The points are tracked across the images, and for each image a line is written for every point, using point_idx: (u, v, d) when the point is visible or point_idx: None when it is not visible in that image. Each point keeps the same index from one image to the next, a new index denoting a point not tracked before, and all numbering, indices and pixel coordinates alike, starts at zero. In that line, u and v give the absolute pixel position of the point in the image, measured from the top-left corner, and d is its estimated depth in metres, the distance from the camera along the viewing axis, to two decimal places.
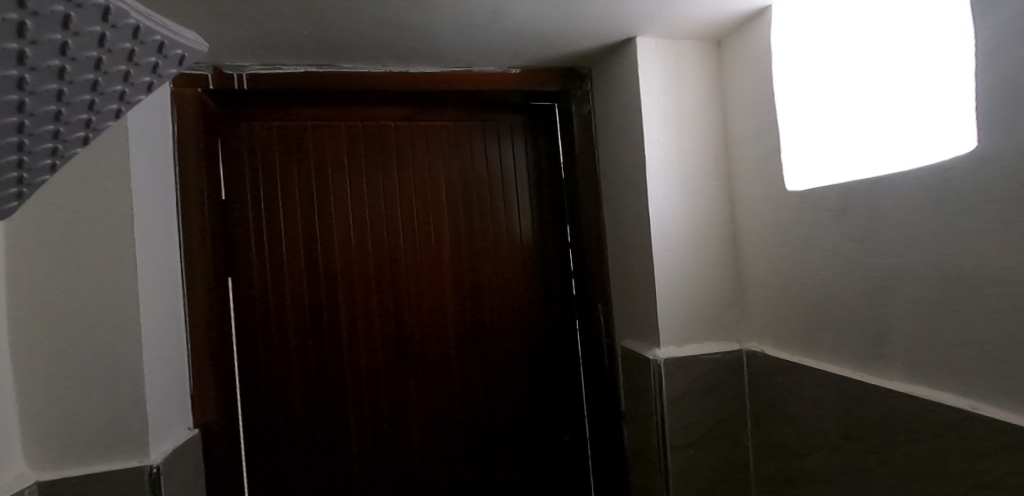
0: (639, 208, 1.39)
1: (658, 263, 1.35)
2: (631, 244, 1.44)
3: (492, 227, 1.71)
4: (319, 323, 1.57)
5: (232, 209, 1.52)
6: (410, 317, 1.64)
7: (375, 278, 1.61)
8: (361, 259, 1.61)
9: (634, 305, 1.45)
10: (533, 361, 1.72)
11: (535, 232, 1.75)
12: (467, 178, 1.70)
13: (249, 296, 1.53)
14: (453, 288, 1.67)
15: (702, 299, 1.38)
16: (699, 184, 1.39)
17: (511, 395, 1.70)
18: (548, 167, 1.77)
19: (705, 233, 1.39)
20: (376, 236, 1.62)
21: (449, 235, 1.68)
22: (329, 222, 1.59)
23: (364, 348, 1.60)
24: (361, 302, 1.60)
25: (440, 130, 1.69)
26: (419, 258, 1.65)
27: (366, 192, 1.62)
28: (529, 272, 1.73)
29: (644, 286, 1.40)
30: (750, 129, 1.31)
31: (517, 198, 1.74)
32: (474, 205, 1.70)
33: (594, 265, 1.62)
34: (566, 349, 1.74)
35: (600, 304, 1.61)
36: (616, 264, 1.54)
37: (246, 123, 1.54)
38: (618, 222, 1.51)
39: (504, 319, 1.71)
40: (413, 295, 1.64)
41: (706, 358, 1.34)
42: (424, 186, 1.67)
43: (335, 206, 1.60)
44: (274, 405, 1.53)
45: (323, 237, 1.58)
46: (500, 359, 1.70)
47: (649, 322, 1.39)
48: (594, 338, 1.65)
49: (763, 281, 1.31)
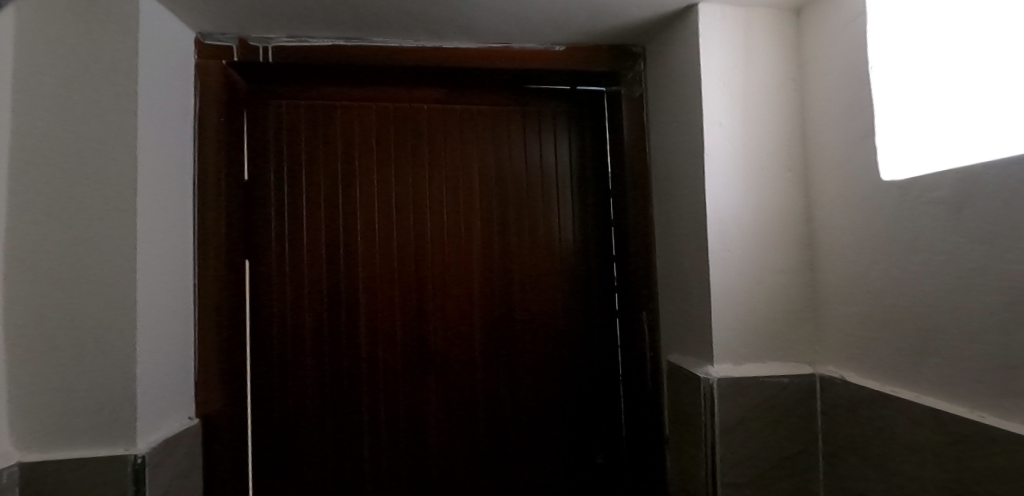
0: (695, 201, 1.20)
1: (714, 266, 1.15)
2: (684, 243, 1.25)
3: (528, 223, 1.56)
4: (337, 316, 1.46)
5: (254, 190, 1.44)
6: (434, 316, 1.50)
7: (398, 271, 1.50)
8: (386, 250, 1.49)
9: (684, 315, 1.26)
10: (567, 372, 1.54)
11: (577, 229, 1.58)
12: (504, 168, 1.57)
13: (266, 282, 1.44)
14: (482, 286, 1.53)
15: (766, 310, 1.17)
16: (769, 175, 1.18)
17: (541, 409, 1.53)
18: (593, 159, 1.60)
19: (773, 233, 1.18)
20: (402, 226, 1.50)
21: (482, 228, 1.54)
22: (353, 208, 1.49)
23: (384, 346, 1.48)
24: (383, 296, 1.49)
25: (477, 115, 1.57)
26: (448, 252, 1.52)
27: (394, 177, 1.51)
28: (568, 274, 1.57)
29: (697, 292, 1.20)
30: (836, 109, 1.10)
31: (557, 192, 1.58)
32: (510, 197, 1.56)
33: (640, 268, 1.43)
34: (604, 361, 1.55)
35: (644, 311, 1.42)
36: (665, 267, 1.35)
37: (274, 101, 1.47)
38: (669, 218, 1.32)
39: (538, 323, 1.54)
40: (438, 292, 1.51)
41: (768, 380, 1.13)
42: (456, 174, 1.54)
43: (360, 192, 1.49)
44: (286, 400, 1.44)
45: (347, 225, 1.48)
46: (531, 367, 1.53)
47: (701, 334, 1.18)
48: (637, 350, 1.45)
49: (845, 292, 1.09)
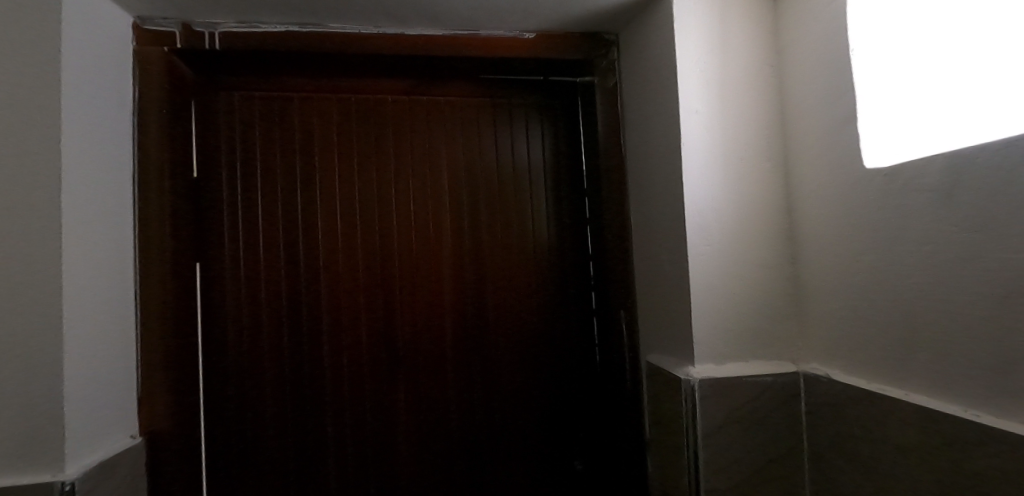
0: (672, 193, 1.14)
1: (693, 261, 1.10)
2: (662, 237, 1.19)
3: (501, 219, 1.49)
4: (298, 321, 1.37)
5: (205, 187, 1.35)
6: (401, 319, 1.42)
7: (363, 272, 1.41)
8: (349, 249, 1.41)
9: (662, 313, 1.20)
10: (543, 375, 1.48)
11: (551, 226, 1.51)
12: (474, 162, 1.49)
13: (219, 286, 1.35)
14: (453, 286, 1.45)
15: (747, 306, 1.12)
16: (748, 166, 1.13)
17: (516, 414, 1.46)
18: (567, 152, 1.54)
19: (754, 226, 1.13)
20: (366, 225, 1.42)
21: (452, 226, 1.46)
22: (313, 206, 1.40)
23: (348, 352, 1.39)
24: (347, 298, 1.40)
25: (445, 107, 1.49)
26: (415, 251, 1.44)
27: (357, 173, 1.42)
28: (542, 273, 1.50)
29: (676, 288, 1.14)
30: (817, 96, 1.05)
31: (530, 187, 1.52)
32: (481, 193, 1.49)
33: (617, 265, 1.37)
34: (582, 363, 1.49)
35: (622, 310, 1.36)
36: (642, 264, 1.29)
37: (225, 92, 1.37)
38: (645, 212, 1.26)
39: (512, 325, 1.47)
40: (406, 293, 1.43)
41: (751, 380, 1.07)
42: (424, 169, 1.46)
43: (320, 189, 1.40)
44: (242, 413, 1.34)
45: (306, 225, 1.39)
46: (505, 371, 1.46)
47: (681, 333, 1.13)
48: (615, 351, 1.39)
49: (828, 285, 1.04)
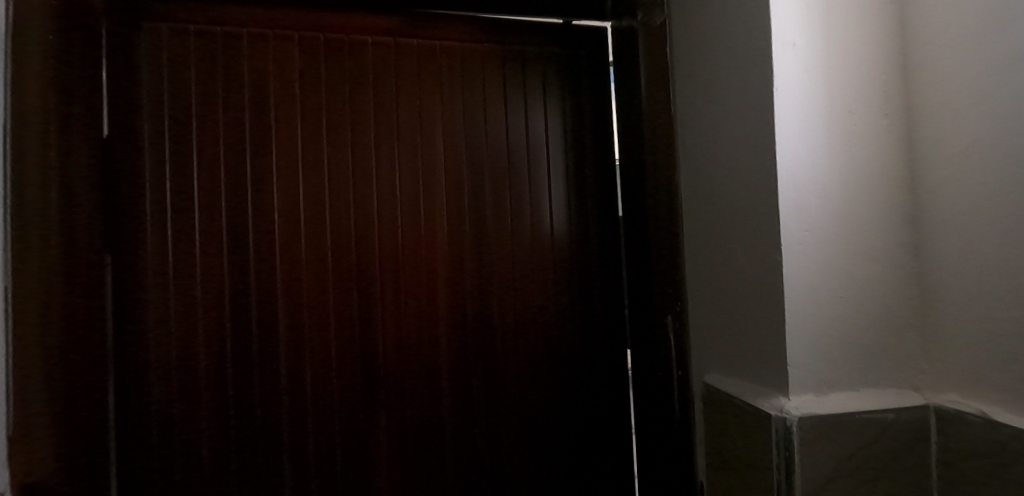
0: (754, 159, 0.83)
1: (789, 251, 0.79)
2: (734, 218, 0.88)
3: (509, 199, 1.18)
4: (246, 328, 1.05)
5: (119, 146, 1.01)
6: (382, 326, 1.11)
7: (332, 265, 1.09)
8: (313, 235, 1.08)
9: (731, 321, 0.90)
10: (560, 396, 1.19)
11: (572, 206, 1.21)
12: (475, 126, 1.17)
13: (137, 278, 1.01)
14: (448, 282, 1.14)
15: (858, 315, 0.81)
16: (861, 121, 0.82)
17: (526, 441, 1.17)
18: (592, 115, 1.22)
19: (868, 203, 0.82)
20: (337, 201, 1.09)
21: (447, 205, 1.15)
22: (266, 177, 1.07)
23: (313, 369, 1.08)
24: (311, 299, 1.08)
25: (440, 53, 1.16)
26: (401, 239, 1.12)
27: (325, 135, 1.09)
28: (560, 266, 1.20)
29: (757, 288, 0.84)
30: (968, 21, 0.74)
31: (546, 159, 1.21)
32: (483, 165, 1.17)
33: (662, 256, 1.07)
34: (606, 380, 1.20)
35: (668, 316, 1.06)
36: (698, 255, 0.98)
37: (147, 22, 1.03)
38: (706, 186, 0.95)
39: (522, 331, 1.17)
40: (388, 294, 1.11)
41: (867, 417, 0.78)
42: (412, 132, 1.14)
43: (276, 156, 1.07)
44: (171, 450, 1.02)
45: (256, 201, 1.06)
46: (513, 392, 1.17)
47: (767, 352, 0.82)
48: (657, 367, 1.10)
49: (981, 288, 0.74)
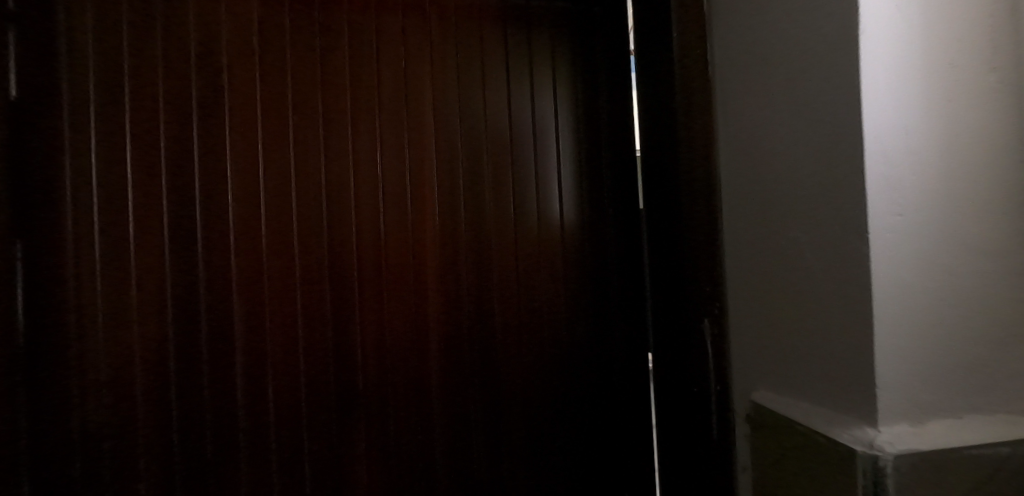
0: (829, 125, 0.66)
1: (877, 239, 0.62)
2: (793, 200, 0.71)
3: (511, 185, 1.01)
4: (194, 341, 0.92)
5: (36, 119, 0.87)
6: (360, 336, 0.96)
7: (298, 263, 0.94)
8: (275, 228, 0.93)
9: (791, 328, 0.73)
10: (568, 417, 1.03)
11: (583, 190, 1.04)
12: (470, 95, 1.00)
13: (59, 273, 0.88)
14: (438, 279, 0.99)
15: (969, 322, 0.63)
16: (970, 74, 0.64)
17: (527, 460, 1.02)
18: (608, 87, 1.05)
19: (981, 179, 0.63)
20: (305, 183, 0.94)
21: (438, 189, 0.98)
22: (216, 163, 0.91)
23: (275, 387, 0.94)
24: (273, 304, 0.94)
25: (429, 8, 0.99)
26: (382, 233, 0.97)
27: (290, 111, 0.94)
28: (569, 259, 1.03)
29: (825, 287, 0.67)
30: None
31: (554, 137, 1.03)
32: (480, 141, 1.00)
33: (682, 250, 0.92)
34: (624, 397, 1.04)
35: (704, 320, 0.88)
36: (743, 246, 0.81)
37: None
38: (756, 162, 0.77)
39: (522, 335, 1.02)
40: (367, 296, 0.96)
41: (979, 454, 0.60)
42: (396, 106, 0.97)
43: (229, 137, 0.92)
44: (106, 486, 0.90)
45: (204, 192, 0.91)
46: (516, 414, 1.02)
47: (843, 368, 0.65)
48: (682, 378, 0.94)
49: None
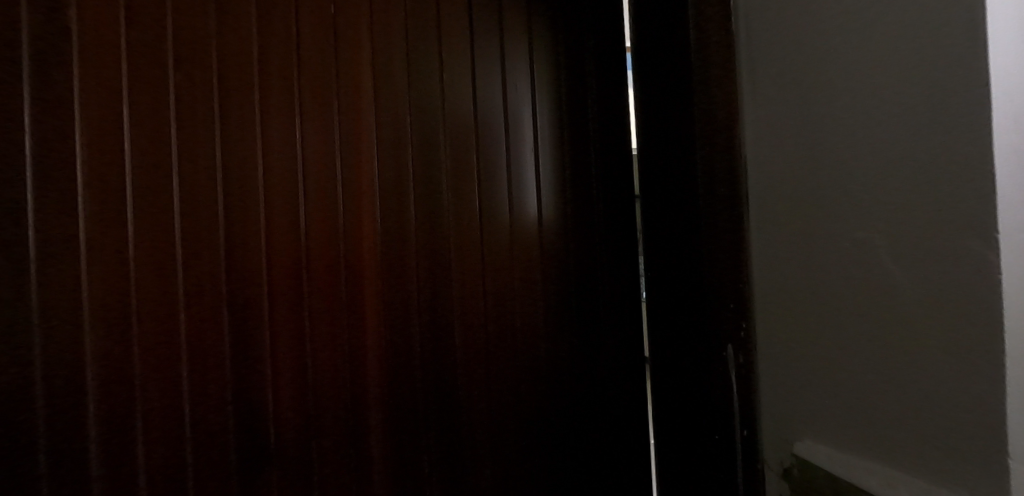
0: (932, 77, 0.47)
1: (1010, 240, 0.44)
2: (855, 189, 0.52)
3: (477, 176, 0.80)
4: (27, 398, 0.66)
5: None
6: (273, 381, 0.73)
7: (184, 276, 0.71)
8: (148, 228, 0.70)
9: (858, 360, 0.53)
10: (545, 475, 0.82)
11: (563, 183, 0.83)
12: (419, 61, 0.79)
13: None
14: (380, 295, 0.77)
15: None
16: None
17: None
18: (594, 60, 0.84)
19: None
20: (194, 170, 0.71)
21: (375, 179, 0.77)
22: (59, 148, 0.67)
23: (148, 457, 0.70)
24: (147, 337, 0.69)
25: None
26: (303, 236, 0.74)
27: (172, 73, 0.71)
28: (546, 268, 0.82)
29: (909, 308, 0.49)
30: None
31: (531, 116, 0.83)
32: (432, 118, 0.79)
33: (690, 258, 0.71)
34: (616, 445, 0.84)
35: (727, 349, 0.67)
36: (773, 251, 0.61)
37: None
38: (803, 134, 0.57)
39: (486, 366, 0.80)
40: (281, 325, 0.73)
41: None
42: (324, 67, 0.75)
43: (77, 109, 0.68)
44: None
45: (41, 187, 0.67)
46: (483, 479, 0.80)
47: (954, 420, 0.47)
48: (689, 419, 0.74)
49: None
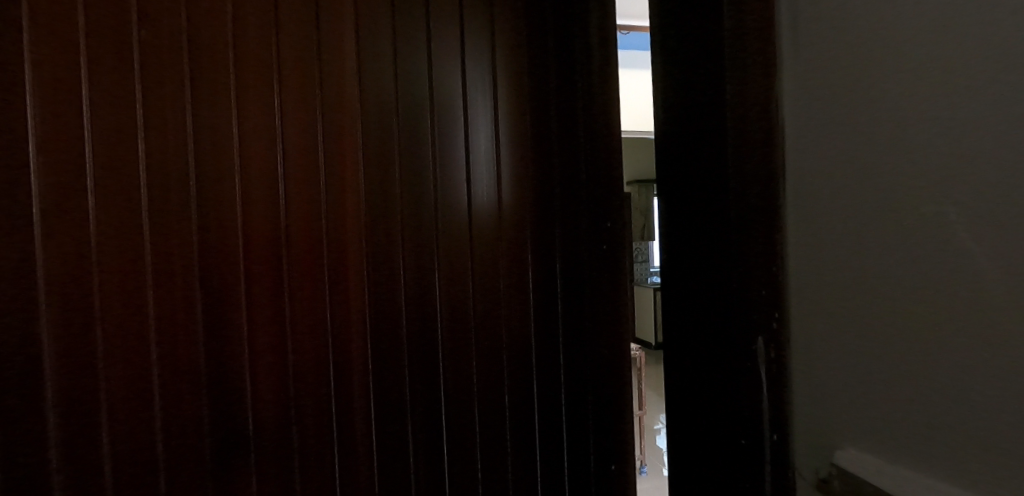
0: (975, 46, 0.43)
1: None
2: (908, 160, 0.46)
3: (440, 176, 1.02)
4: (99, 342, 0.86)
5: None
6: (290, 332, 0.95)
7: (208, 255, 0.91)
8: (176, 219, 0.90)
9: (897, 355, 0.48)
10: (500, 416, 1.06)
11: (513, 182, 1.06)
12: (394, 83, 0.99)
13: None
14: (369, 268, 0.98)
15: None
16: None
17: None
18: (548, 81, 1.06)
19: None
20: (216, 172, 0.91)
21: (361, 178, 0.98)
22: (108, 155, 0.86)
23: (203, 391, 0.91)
24: (182, 300, 0.90)
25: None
26: (283, 218, 0.94)
27: (187, 95, 0.90)
28: (504, 248, 1.06)
29: (965, 301, 0.44)
30: None
31: (485, 127, 1.04)
32: (405, 130, 0.99)
33: (712, 235, 0.61)
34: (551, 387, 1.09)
35: (755, 341, 0.58)
36: (814, 231, 0.53)
37: None
38: (825, 110, 0.52)
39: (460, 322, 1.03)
40: (297, 292, 0.95)
41: None
42: (312, 89, 0.95)
43: (106, 122, 0.86)
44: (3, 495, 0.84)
45: (94, 186, 0.86)
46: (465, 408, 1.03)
47: (995, 419, 0.43)
48: (707, 419, 0.64)
49: None
